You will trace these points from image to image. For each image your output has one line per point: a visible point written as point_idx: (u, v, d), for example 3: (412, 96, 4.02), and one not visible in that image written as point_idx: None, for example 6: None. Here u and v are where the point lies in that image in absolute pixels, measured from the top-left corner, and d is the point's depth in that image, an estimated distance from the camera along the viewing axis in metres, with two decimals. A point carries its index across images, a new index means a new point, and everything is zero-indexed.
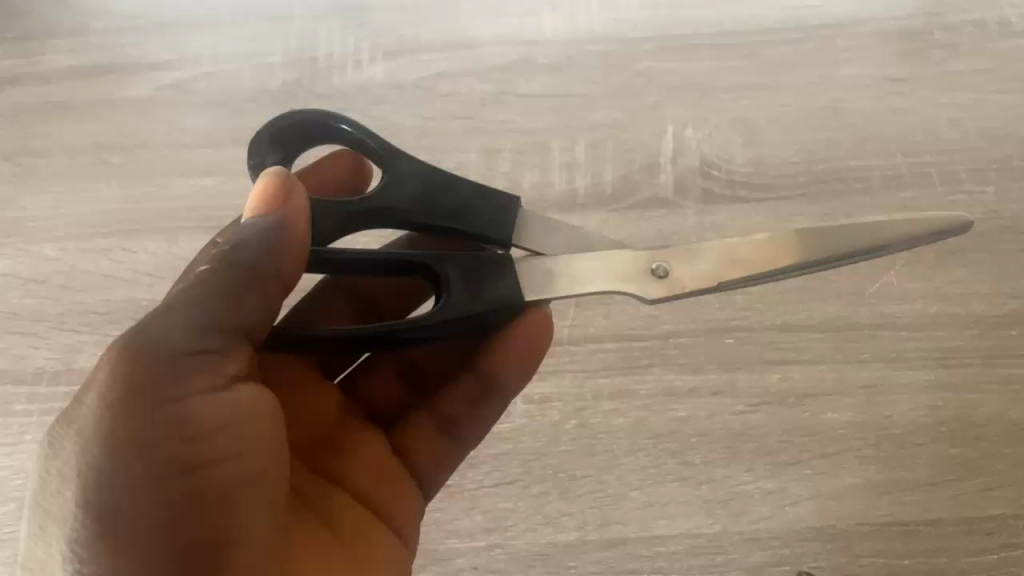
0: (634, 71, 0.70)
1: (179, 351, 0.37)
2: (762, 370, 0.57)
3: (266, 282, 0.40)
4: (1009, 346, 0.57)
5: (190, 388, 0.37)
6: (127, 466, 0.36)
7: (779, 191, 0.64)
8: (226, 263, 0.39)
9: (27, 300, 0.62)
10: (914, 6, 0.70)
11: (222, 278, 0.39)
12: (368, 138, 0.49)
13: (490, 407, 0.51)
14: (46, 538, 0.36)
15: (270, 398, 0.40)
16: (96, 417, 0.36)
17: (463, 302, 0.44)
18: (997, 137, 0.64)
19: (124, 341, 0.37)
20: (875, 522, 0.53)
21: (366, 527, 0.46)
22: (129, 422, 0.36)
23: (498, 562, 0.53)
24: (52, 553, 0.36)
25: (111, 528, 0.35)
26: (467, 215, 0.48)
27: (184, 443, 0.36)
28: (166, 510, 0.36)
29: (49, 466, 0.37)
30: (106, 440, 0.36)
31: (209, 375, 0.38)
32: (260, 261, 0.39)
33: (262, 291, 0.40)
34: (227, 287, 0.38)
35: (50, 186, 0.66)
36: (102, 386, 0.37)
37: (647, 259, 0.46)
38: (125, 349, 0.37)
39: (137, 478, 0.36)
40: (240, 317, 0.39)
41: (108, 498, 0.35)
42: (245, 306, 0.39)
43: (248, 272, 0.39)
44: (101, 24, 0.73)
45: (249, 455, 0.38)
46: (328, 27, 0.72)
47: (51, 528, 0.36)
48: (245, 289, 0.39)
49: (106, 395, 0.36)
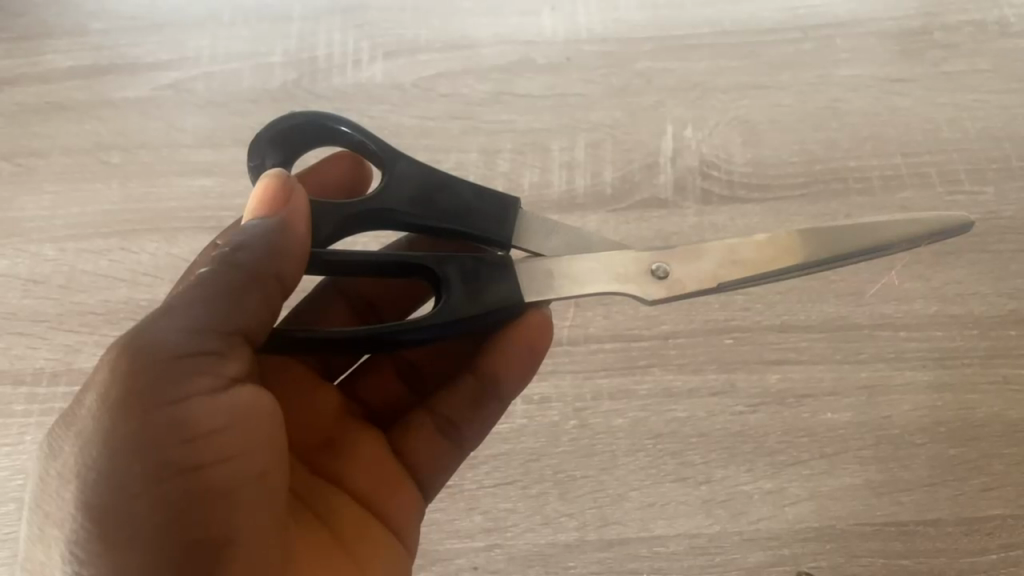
0: (634, 71, 0.70)
1: (178, 351, 0.37)
2: (761, 371, 0.57)
3: (266, 284, 0.40)
4: (1008, 346, 0.57)
5: (190, 390, 0.37)
6: (127, 467, 0.35)
7: (779, 190, 0.64)
8: (227, 265, 0.39)
9: (26, 300, 0.62)
10: (913, 6, 0.70)
11: (222, 279, 0.39)
12: (367, 138, 0.48)
13: (489, 407, 0.51)
14: (45, 540, 0.36)
15: (269, 400, 0.40)
16: (95, 418, 0.36)
17: (462, 303, 0.44)
18: (996, 137, 0.64)
19: (122, 341, 0.37)
20: (874, 522, 0.53)
21: (365, 528, 0.46)
22: (129, 423, 0.36)
23: (498, 562, 0.53)
24: (52, 555, 0.36)
25: (111, 530, 0.35)
26: (467, 216, 0.48)
27: (184, 444, 0.36)
28: (166, 512, 0.35)
29: (48, 467, 0.37)
30: (105, 441, 0.36)
31: (208, 377, 0.38)
32: (260, 263, 0.39)
33: (262, 292, 0.40)
34: (227, 288, 0.39)
35: (50, 186, 0.66)
36: (101, 387, 0.36)
37: (647, 260, 0.46)
38: (123, 350, 0.37)
39: (137, 480, 0.35)
40: (240, 318, 0.39)
41: (107, 500, 0.35)
42: (245, 307, 0.39)
43: (248, 273, 0.39)
44: (101, 24, 0.73)
45: (249, 456, 0.38)
46: (328, 27, 0.72)
47: (51, 530, 0.36)
48: (245, 290, 0.39)
49: (105, 396, 0.36)
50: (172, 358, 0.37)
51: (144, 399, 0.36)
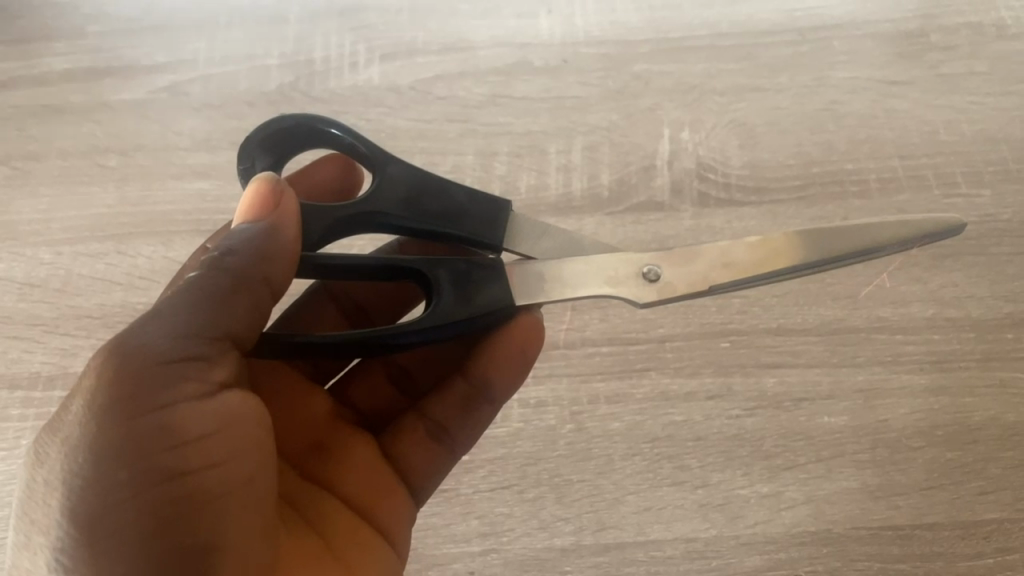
0: (631, 73, 0.69)
1: (165, 356, 0.37)
2: (757, 375, 0.57)
3: (255, 287, 0.40)
4: (1004, 350, 0.57)
5: (176, 395, 0.37)
6: (113, 473, 0.35)
7: (776, 193, 0.64)
8: (215, 269, 0.39)
9: (20, 304, 0.62)
10: (910, 8, 0.70)
11: (211, 284, 0.39)
12: (358, 141, 0.49)
13: (481, 410, 0.51)
14: (31, 546, 0.36)
15: (256, 406, 0.40)
16: (81, 424, 0.36)
17: (453, 306, 0.44)
18: (994, 140, 0.64)
19: (108, 346, 0.37)
20: (870, 526, 0.53)
21: (355, 532, 0.46)
22: (115, 428, 0.36)
23: (494, 566, 0.53)
24: (38, 561, 0.36)
25: (97, 536, 0.35)
26: (458, 218, 0.48)
27: (170, 449, 0.36)
28: (152, 517, 0.35)
29: (35, 474, 0.37)
30: (91, 447, 0.35)
31: (195, 382, 0.37)
32: (249, 266, 0.39)
33: (251, 297, 0.40)
34: (216, 293, 0.39)
35: (46, 190, 0.66)
36: (87, 393, 0.36)
37: (638, 263, 0.46)
38: (110, 355, 0.37)
39: (123, 485, 0.35)
40: (228, 323, 0.39)
41: (93, 506, 0.35)
42: (234, 311, 0.39)
43: (237, 278, 0.39)
44: (97, 26, 0.73)
45: (235, 462, 0.38)
46: (325, 29, 0.72)
47: (37, 537, 0.36)
48: (233, 294, 0.39)
49: (91, 402, 0.36)
50: (158, 363, 0.37)
51: (130, 405, 0.36)
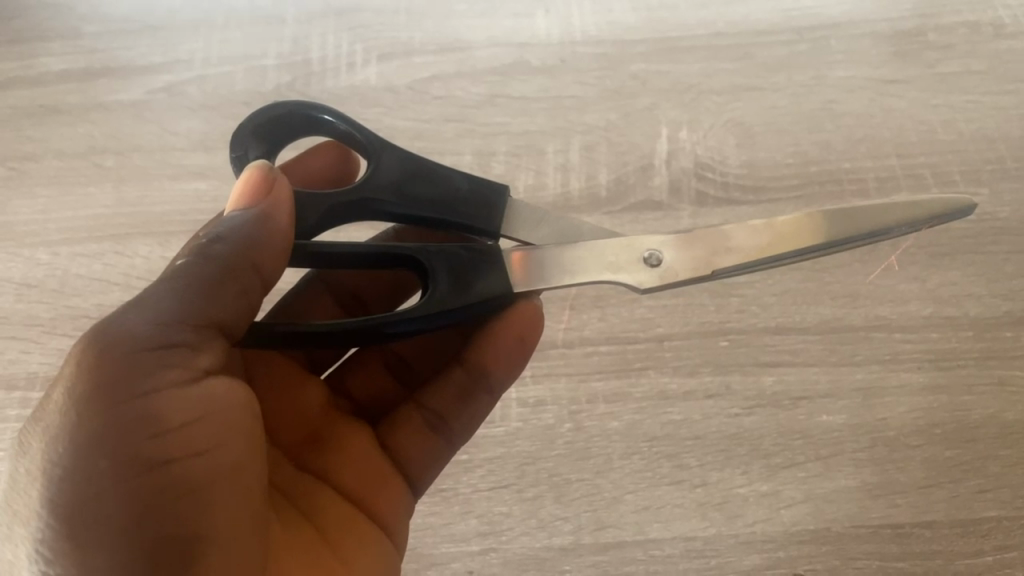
0: (628, 72, 0.70)
1: (148, 344, 0.37)
2: (756, 374, 0.57)
3: (243, 274, 0.40)
4: (1000, 348, 0.57)
5: (159, 383, 0.37)
6: (93, 462, 0.35)
7: (774, 192, 0.63)
8: (202, 256, 0.39)
9: (18, 304, 0.61)
10: (908, 7, 0.71)
11: (197, 272, 0.39)
12: (354, 128, 0.49)
13: (478, 401, 0.51)
14: (13, 538, 0.35)
15: (239, 395, 0.40)
16: (61, 412, 0.36)
17: (451, 294, 0.44)
18: (990, 139, 0.64)
19: (90, 334, 0.37)
20: (869, 525, 0.53)
21: (351, 526, 0.46)
22: (96, 416, 0.35)
23: (492, 566, 0.53)
24: (20, 553, 0.35)
25: (79, 528, 0.34)
26: (456, 205, 0.47)
27: (152, 438, 0.36)
28: (134, 507, 0.35)
29: (17, 465, 0.36)
30: (71, 436, 0.35)
31: (177, 371, 0.37)
32: (236, 253, 0.39)
33: (238, 285, 0.40)
34: (203, 281, 0.39)
35: (42, 191, 0.66)
36: (69, 381, 0.36)
37: (638, 249, 0.46)
38: (91, 344, 0.36)
39: (104, 475, 0.35)
40: (215, 311, 0.39)
41: (75, 496, 0.35)
42: (220, 299, 0.39)
43: (224, 266, 0.39)
44: (93, 27, 0.72)
45: (221, 450, 0.38)
46: (321, 31, 0.72)
47: (18, 528, 0.35)
48: (220, 282, 0.39)
49: (72, 390, 0.36)
50: (140, 351, 0.37)
51: (111, 393, 0.36)
